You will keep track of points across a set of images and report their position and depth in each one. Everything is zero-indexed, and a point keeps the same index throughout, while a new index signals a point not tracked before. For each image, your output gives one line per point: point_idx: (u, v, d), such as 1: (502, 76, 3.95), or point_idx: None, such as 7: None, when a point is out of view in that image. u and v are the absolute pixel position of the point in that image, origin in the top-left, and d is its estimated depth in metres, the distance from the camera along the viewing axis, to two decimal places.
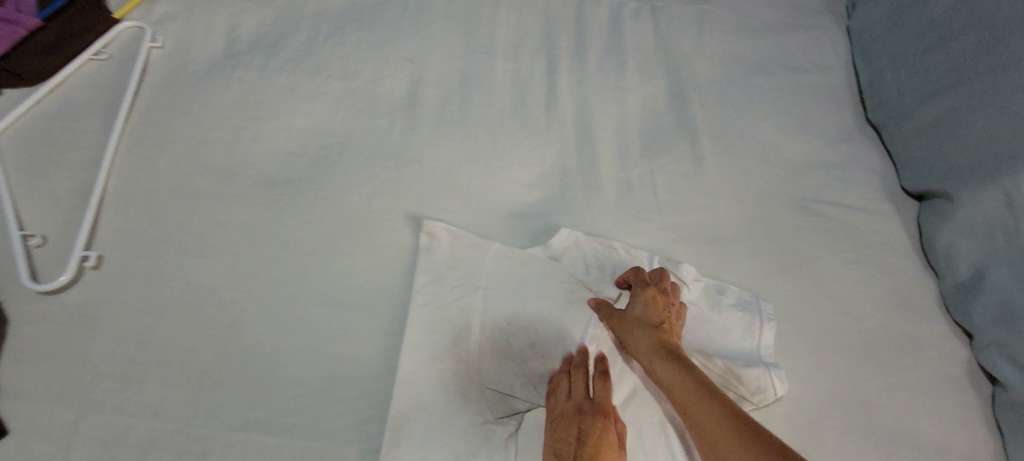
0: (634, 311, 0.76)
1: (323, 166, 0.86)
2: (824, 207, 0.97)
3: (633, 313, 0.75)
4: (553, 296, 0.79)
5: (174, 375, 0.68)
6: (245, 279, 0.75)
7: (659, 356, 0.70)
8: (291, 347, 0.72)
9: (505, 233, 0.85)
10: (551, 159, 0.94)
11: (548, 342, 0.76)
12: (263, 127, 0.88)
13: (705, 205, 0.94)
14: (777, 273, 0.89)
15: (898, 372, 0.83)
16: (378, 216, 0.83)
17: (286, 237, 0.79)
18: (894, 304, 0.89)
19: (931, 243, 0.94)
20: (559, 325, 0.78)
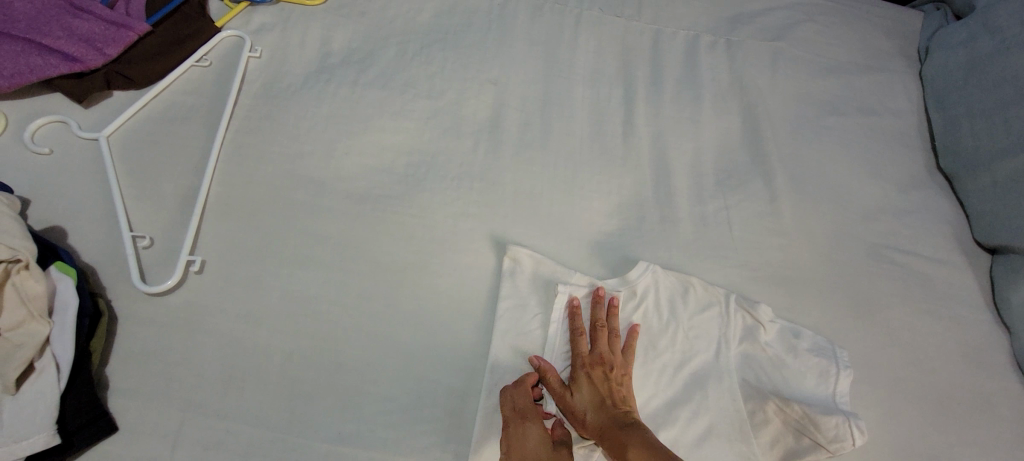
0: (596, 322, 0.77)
1: (411, 184, 0.88)
2: (896, 254, 0.97)
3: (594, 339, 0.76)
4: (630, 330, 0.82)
5: (271, 382, 0.71)
6: (338, 292, 0.78)
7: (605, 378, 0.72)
8: (381, 362, 0.74)
9: (584, 261, 0.87)
10: (628, 190, 0.96)
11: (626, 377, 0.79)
12: (354, 141, 0.90)
13: (779, 245, 0.94)
14: (850, 318, 0.89)
15: (970, 428, 0.83)
16: (463, 237, 0.85)
17: (375, 252, 0.81)
18: (966, 359, 0.89)
19: (1005, 298, 0.94)
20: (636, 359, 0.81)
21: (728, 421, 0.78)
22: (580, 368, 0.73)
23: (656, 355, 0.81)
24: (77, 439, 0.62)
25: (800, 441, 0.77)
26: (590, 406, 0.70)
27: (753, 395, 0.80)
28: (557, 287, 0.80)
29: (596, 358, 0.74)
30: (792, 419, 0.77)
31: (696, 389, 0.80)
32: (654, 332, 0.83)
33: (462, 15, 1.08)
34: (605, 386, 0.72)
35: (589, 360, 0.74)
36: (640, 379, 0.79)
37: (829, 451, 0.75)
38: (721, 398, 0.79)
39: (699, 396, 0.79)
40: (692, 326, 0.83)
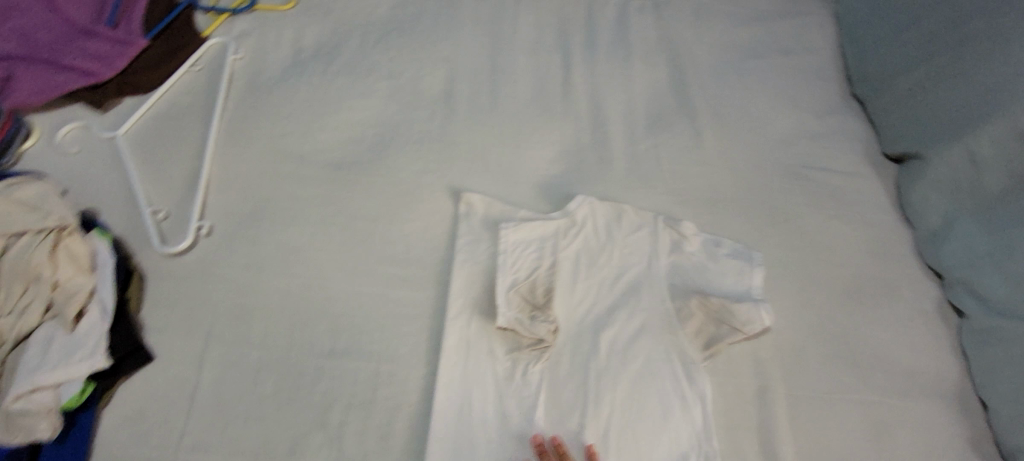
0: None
1: (379, 151, 1.04)
2: (810, 172, 1.10)
3: None
4: (572, 252, 0.96)
5: (273, 316, 0.87)
6: (323, 242, 0.93)
7: None
8: (362, 293, 0.90)
9: (531, 200, 1.02)
10: (568, 139, 1.10)
11: (569, 291, 0.94)
12: (328, 120, 1.06)
13: (704, 173, 1.08)
14: (769, 228, 1.03)
15: (875, 310, 0.97)
16: (426, 189, 1.00)
17: (351, 208, 0.97)
18: (872, 253, 1.02)
19: (905, 199, 1.07)
20: (577, 276, 0.95)
21: (659, 319, 0.92)
22: None
23: (597, 270, 0.96)
24: (124, 366, 0.80)
25: (720, 323, 0.90)
26: None
27: (680, 295, 0.94)
28: (501, 225, 0.95)
29: None
30: (713, 311, 0.91)
31: (631, 294, 0.94)
32: (594, 252, 0.97)
33: (414, 6, 1.24)
34: None
35: None
36: (583, 289, 0.94)
37: (746, 329, 0.89)
38: (653, 301, 0.94)
39: (634, 300, 0.94)
40: (626, 245, 0.98)
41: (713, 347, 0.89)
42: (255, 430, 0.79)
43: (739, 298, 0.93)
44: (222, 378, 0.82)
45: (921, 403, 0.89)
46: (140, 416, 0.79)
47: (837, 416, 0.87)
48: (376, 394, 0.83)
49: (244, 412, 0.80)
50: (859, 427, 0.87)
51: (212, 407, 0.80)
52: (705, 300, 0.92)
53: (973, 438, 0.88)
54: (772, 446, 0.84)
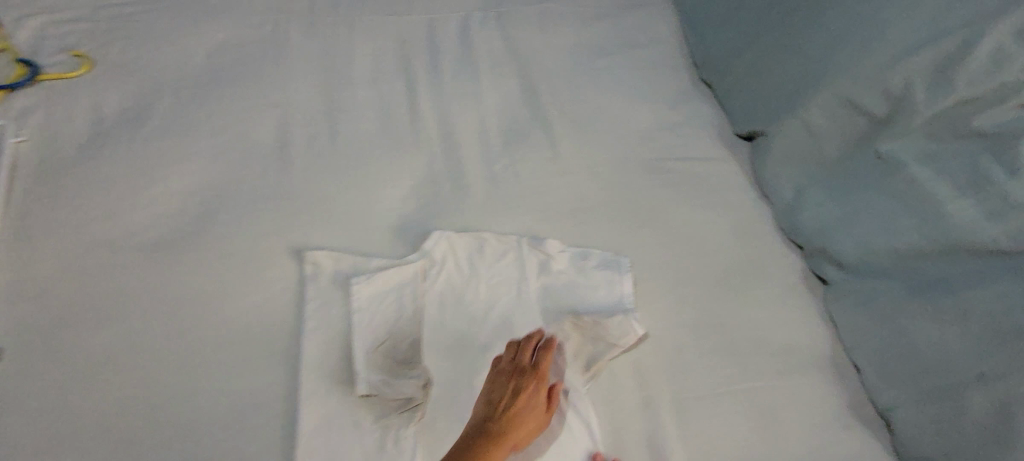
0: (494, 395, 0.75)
1: (205, 220, 0.92)
2: (669, 163, 1.10)
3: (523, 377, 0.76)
4: (436, 294, 0.90)
5: (88, 440, 0.74)
6: (145, 339, 0.82)
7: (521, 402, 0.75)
8: (197, 390, 0.79)
9: (386, 246, 0.94)
10: (421, 170, 1.03)
11: (436, 339, 0.86)
12: (139, 195, 0.93)
13: (565, 183, 1.04)
14: (635, 229, 1.01)
15: (747, 293, 0.97)
16: (264, 255, 0.90)
17: (177, 292, 0.85)
18: (737, 235, 1.03)
19: (760, 176, 1.08)
20: (442, 321, 0.88)
21: None
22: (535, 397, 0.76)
23: (463, 308, 0.89)
24: None
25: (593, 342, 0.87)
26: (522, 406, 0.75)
27: (552, 318, 0.90)
28: (352, 281, 0.87)
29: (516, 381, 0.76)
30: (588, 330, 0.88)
31: (502, 327, 0.88)
32: (459, 289, 0.91)
33: (235, 52, 1.13)
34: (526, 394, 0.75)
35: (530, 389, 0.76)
36: (450, 333, 0.87)
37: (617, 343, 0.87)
38: (526, 330, 0.88)
39: (505, 334, 0.88)
40: (493, 276, 0.92)
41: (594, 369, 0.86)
42: None
43: (613, 310, 0.91)
44: None
45: (801, 378, 0.90)
46: None
47: (722, 411, 0.86)
48: None
49: None
50: (745, 417, 0.86)
51: None
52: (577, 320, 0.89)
53: (854, 402, 0.89)
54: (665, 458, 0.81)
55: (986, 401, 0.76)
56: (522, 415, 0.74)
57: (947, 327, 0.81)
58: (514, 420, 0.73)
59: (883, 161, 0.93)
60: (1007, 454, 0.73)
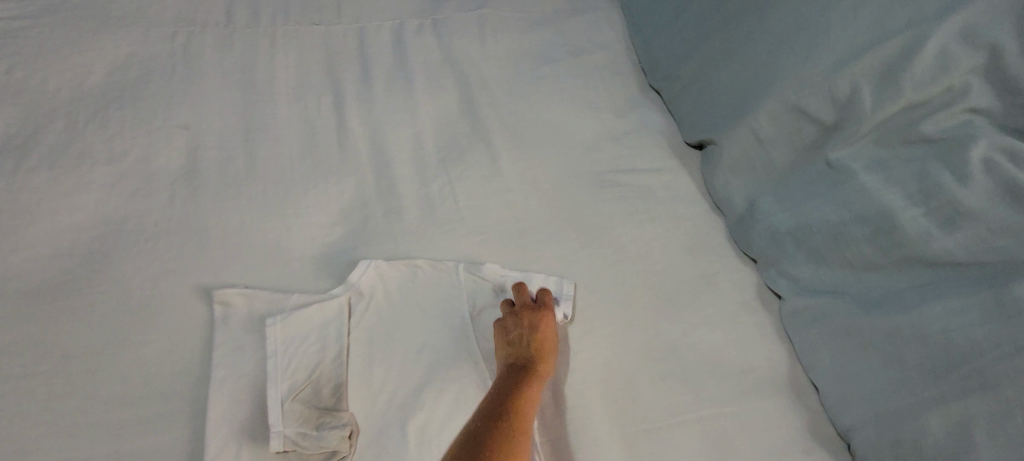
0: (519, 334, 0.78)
1: (99, 258, 0.82)
2: (617, 175, 1.05)
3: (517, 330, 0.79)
4: (365, 330, 0.82)
5: None
6: (22, 401, 0.71)
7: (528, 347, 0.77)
8: (83, 458, 0.69)
9: (309, 280, 0.86)
10: (349, 193, 0.95)
11: (365, 381, 0.79)
12: (20, 234, 0.82)
13: (507, 201, 0.98)
14: (582, 248, 0.95)
15: (700, 312, 0.92)
16: (168, 295, 0.81)
17: (63, 344, 0.75)
18: (689, 250, 0.98)
19: (711, 186, 1.04)
20: (372, 359, 0.80)
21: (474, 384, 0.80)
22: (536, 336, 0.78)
23: (393, 346, 0.81)
24: None
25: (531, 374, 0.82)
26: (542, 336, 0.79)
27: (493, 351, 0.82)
28: (266, 321, 0.79)
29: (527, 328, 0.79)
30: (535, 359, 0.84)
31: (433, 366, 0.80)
32: (390, 324, 0.83)
33: (140, 68, 1.03)
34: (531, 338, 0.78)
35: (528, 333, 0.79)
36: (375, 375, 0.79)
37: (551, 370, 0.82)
38: (462, 366, 0.81)
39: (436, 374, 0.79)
40: (428, 306, 0.85)
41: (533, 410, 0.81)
42: None
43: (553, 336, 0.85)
44: None
45: (757, 402, 0.85)
46: None
47: (675, 442, 0.81)
48: None
49: None
50: (700, 448, 0.81)
51: None
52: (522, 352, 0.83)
53: (812, 426, 0.85)
54: None
55: (944, 424, 0.72)
56: (543, 341, 0.78)
57: (900, 345, 0.77)
58: (537, 354, 0.76)
59: (833, 170, 0.90)
60: None
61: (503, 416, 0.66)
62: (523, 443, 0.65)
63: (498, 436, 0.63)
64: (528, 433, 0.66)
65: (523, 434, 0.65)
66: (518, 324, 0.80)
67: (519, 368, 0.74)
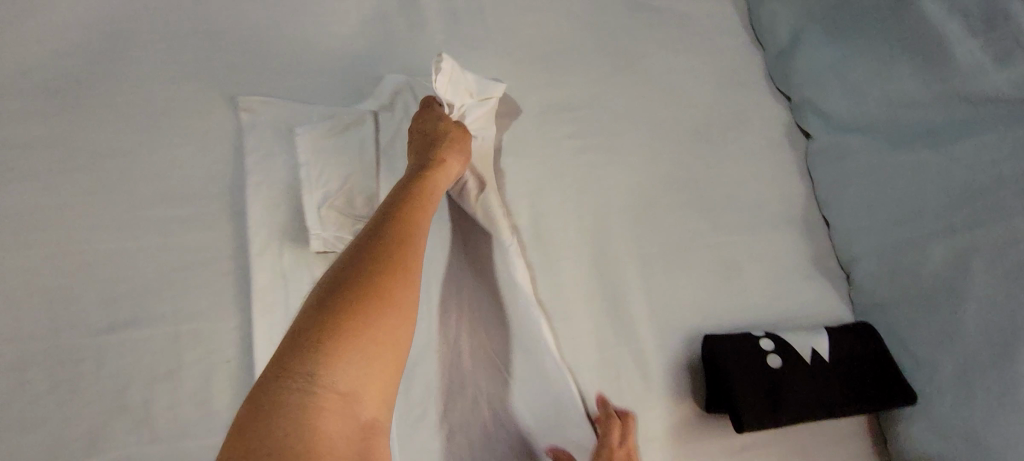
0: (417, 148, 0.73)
1: (112, 57, 0.78)
2: (656, 0, 0.97)
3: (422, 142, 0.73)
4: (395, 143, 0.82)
5: (19, 300, 0.69)
6: (63, 194, 0.73)
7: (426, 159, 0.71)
8: (135, 247, 0.72)
9: (333, 93, 0.83)
10: (369, 3, 0.88)
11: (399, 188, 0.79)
12: (24, 25, 0.77)
13: (537, 21, 0.92)
14: (615, 74, 0.91)
15: (727, 146, 0.91)
16: (190, 100, 0.78)
17: (92, 142, 0.75)
18: (723, 84, 0.94)
19: (755, 16, 0.98)
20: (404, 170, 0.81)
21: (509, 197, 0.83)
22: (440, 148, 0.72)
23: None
24: None
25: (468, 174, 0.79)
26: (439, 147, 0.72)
27: (524, 169, 0.84)
28: (296, 131, 0.78)
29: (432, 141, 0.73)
30: (563, 177, 0.85)
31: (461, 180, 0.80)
32: None
33: None
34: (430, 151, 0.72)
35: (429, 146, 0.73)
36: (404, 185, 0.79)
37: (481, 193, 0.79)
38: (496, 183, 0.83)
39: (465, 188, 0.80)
40: None
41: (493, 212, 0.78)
42: (32, 438, 0.65)
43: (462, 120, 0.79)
44: None
45: (772, 233, 0.88)
46: None
47: (690, 266, 0.85)
48: (182, 360, 0.70)
49: (13, 419, 0.65)
50: (713, 271, 0.85)
51: None
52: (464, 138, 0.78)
53: (817, 256, 0.89)
54: (626, 311, 0.81)
55: (948, 253, 0.76)
56: (444, 154, 0.72)
57: (923, 182, 0.79)
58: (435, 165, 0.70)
59: None
60: (954, 302, 0.74)
61: (394, 214, 0.59)
62: (416, 238, 0.58)
63: (388, 229, 0.57)
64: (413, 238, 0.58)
65: (415, 230, 0.59)
66: (425, 134, 0.75)
67: (416, 175, 0.68)
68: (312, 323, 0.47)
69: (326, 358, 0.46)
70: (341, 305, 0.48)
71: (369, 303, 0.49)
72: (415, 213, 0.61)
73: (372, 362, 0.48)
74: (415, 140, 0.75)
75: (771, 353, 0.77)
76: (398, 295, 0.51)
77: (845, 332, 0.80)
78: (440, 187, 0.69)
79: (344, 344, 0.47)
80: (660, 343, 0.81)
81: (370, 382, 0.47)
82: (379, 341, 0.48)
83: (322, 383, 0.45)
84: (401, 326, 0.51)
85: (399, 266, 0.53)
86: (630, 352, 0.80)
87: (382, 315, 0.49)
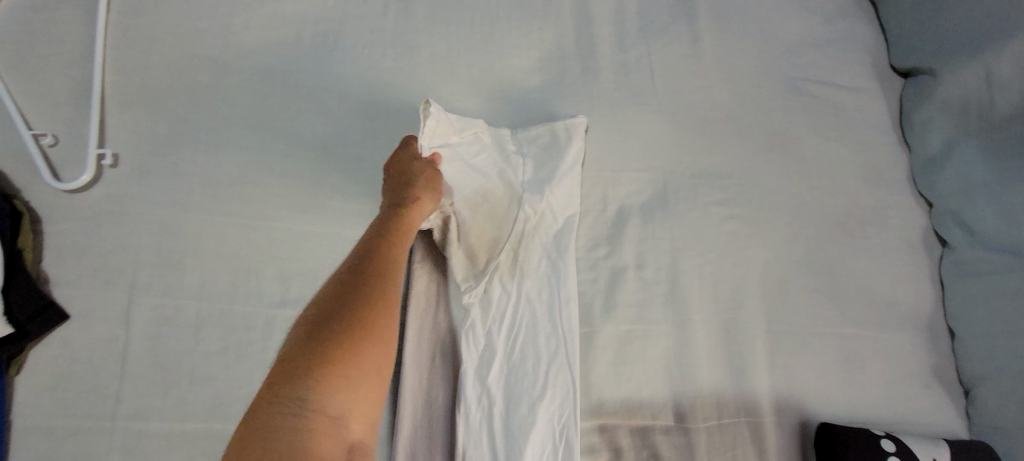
0: (394, 185, 0.72)
1: (321, 54, 0.85)
2: (813, 86, 1.00)
3: (399, 177, 0.72)
4: (542, 169, 0.84)
5: (208, 262, 0.74)
6: (259, 171, 0.78)
7: (399, 193, 0.70)
8: (315, 232, 0.77)
9: (506, 120, 0.88)
10: (550, 43, 0.94)
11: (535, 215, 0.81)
12: (252, 14, 0.85)
13: (700, 87, 0.95)
14: (765, 152, 0.94)
15: (863, 240, 0.93)
16: (382, 105, 0.84)
17: (292, 128, 0.80)
18: (867, 178, 0.96)
19: (909, 118, 1.00)
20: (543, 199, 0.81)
21: (653, 253, 0.86)
22: (419, 178, 0.71)
23: (556, 196, 0.82)
24: (31, 328, 0.67)
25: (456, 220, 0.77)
26: (415, 177, 0.71)
27: (668, 226, 0.87)
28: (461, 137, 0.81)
29: (406, 174, 0.72)
30: (707, 243, 0.88)
31: (516, 223, 0.80)
32: (562, 170, 0.84)
33: None
34: (404, 183, 0.71)
35: (403, 177, 0.72)
36: (527, 216, 0.80)
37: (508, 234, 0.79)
38: (642, 239, 0.86)
39: (518, 228, 0.79)
40: (617, 175, 0.89)
41: (482, 256, 0.78)
42: (202, 393, 0.70)
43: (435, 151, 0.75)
44: (157, 336, 0.71)
45: (898, 334, 0.89)
46: (63, 383, 0.68)
47: (815, 349, 0.86)
48: None
49: (187, 372, 0.70)
50: (836, 360, 0.86)
51: (147, 369, 0.69)
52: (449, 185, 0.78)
53: (940, 367, 0.89)
54: (749, 382, 0.83)
55: None
56: (420, 183, 0.71)
57: None
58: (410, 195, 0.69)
59: None
60: None
61: (372, 251, 0.60)
62: (396, 275, 0.58)
63: (365, 267, 0.57)
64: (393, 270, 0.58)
65: (394, 266, 0.59)
66: (401, 169, 0.73)
67: (391, 213, 0.67)
68: (299, 355, 0.48)
69: (319, 388, 0.46)
70: (326, 338, 0.49)
71: (352, 333, 0.50)
72: (394, 250, 0.61)
73: (356, 386, 0.48)
74: (394, 173, 0.73)
75: (891, 455, 0.77)
76: (382, 325, 0.52)
77: (967, 449, 0.80)
78: (418, 215, 0.68)
79: (337, 370, 0.48)
80: (778, 420, 0.82)
81: (358, 406, 0.48)
82: (362, 367, 0.49)
83: (312, 407, 0.45)
84: (385, 352, 0.51)
85: (378, 297, 0.54)
86: (748, 424, 0.81)
87: (368, 342, 0.50)
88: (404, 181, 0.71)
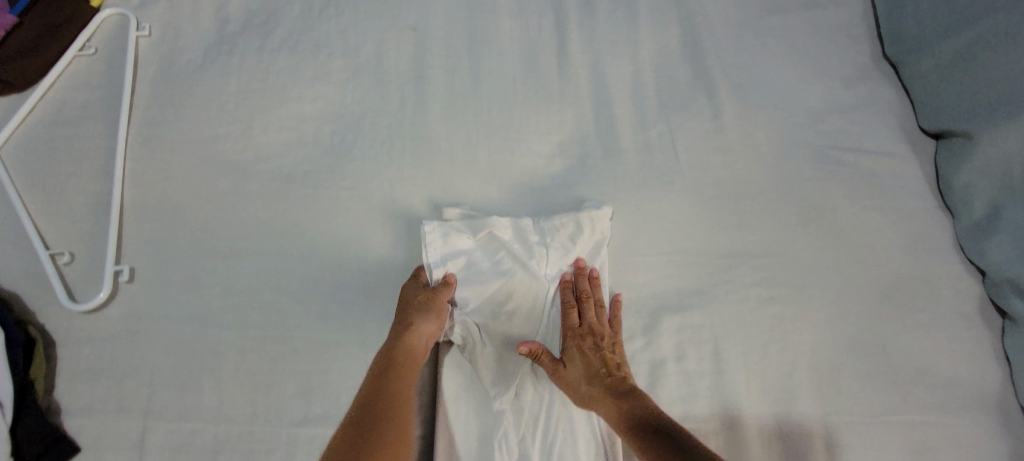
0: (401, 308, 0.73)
1: (339, 154, 0.83)
2: (842, 154, 0.97)
3: (407, 299, 0.73)
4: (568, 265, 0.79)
5: (226, 380, 0.70)
6: (279, 278, 0.75)
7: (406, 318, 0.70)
8: (338, 340, 0.73)
9: (527, 209, 0.85)
10: (569, 125, 0.92)
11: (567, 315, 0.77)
12: (270, 116, 0.84)
13: (726, 162, 0.93)
14: (800, 226, 0.90)
15: (916, 315, 0.87)
16: (402, 202, 0.82)
17: (312, 231, 0.78)
18: (911, 248, 0.91)
19: (947, 183, 0.95)
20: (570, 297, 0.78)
21: (693, 344, 0.81)
22: (424, 301, 0.72)
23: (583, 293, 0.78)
24: None
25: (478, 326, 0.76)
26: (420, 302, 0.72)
27: (706, 311, 0.83)
28: (479, 241, 0.79)
29: (413, 298, 0.73)
30: (749, 327, 0.83)
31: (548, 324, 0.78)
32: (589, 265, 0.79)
33: None
34: (410, 308, 0.72)
35: (411, 301, 0.73)
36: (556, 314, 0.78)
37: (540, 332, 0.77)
38: (679, 329, 0.81)
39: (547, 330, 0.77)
40: (646, 260, 0.85)
41: (511, 359, 0.75)
42: None
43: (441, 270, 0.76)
44: None
45: (967, 418, 0.82)
46: None
47: (878, 441, 0.79)
48: None
49: None
50: (902, 452, 0.79)
51: None
52: (465, 294, 0.76)
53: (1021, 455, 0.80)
54: None
55: None
56: (425, 306, 0.72)
57: None
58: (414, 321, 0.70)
59: None
60: None
61: (376, 400, 0.61)
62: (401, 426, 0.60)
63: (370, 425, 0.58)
64: (398, 421, 0.60)
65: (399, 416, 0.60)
66: (411, 291, 0.74)
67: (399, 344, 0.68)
68: None
69: None
70: None
71: None
72: (397, 394, 0.63)
73: None
74: (404, 294, 0.74)
75: None
76: None
77: None
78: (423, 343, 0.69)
79: None
80: None
81: None
82: None
83: None
84: None
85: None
86: None
87: None
88: (409, 306, 0.72)
